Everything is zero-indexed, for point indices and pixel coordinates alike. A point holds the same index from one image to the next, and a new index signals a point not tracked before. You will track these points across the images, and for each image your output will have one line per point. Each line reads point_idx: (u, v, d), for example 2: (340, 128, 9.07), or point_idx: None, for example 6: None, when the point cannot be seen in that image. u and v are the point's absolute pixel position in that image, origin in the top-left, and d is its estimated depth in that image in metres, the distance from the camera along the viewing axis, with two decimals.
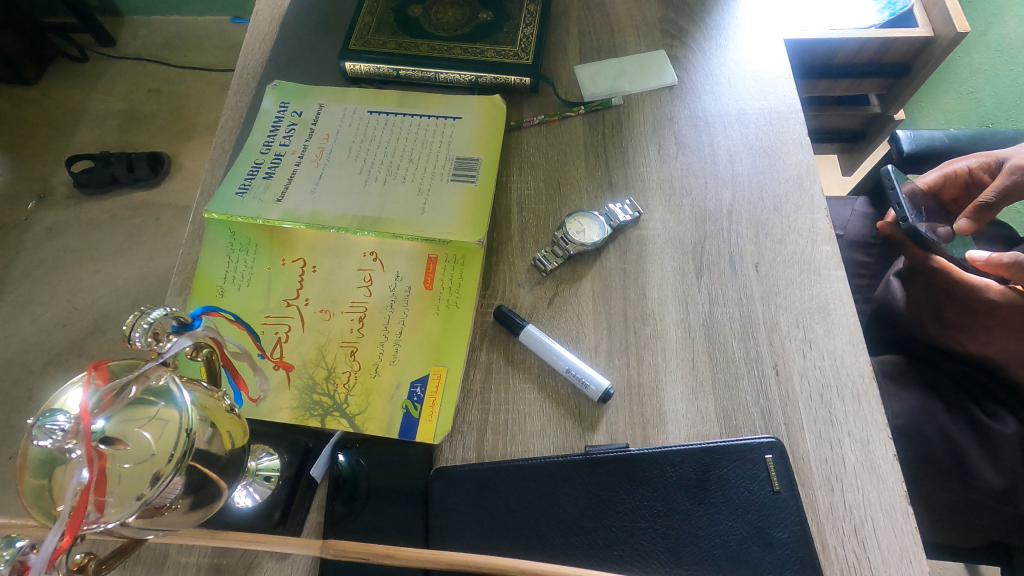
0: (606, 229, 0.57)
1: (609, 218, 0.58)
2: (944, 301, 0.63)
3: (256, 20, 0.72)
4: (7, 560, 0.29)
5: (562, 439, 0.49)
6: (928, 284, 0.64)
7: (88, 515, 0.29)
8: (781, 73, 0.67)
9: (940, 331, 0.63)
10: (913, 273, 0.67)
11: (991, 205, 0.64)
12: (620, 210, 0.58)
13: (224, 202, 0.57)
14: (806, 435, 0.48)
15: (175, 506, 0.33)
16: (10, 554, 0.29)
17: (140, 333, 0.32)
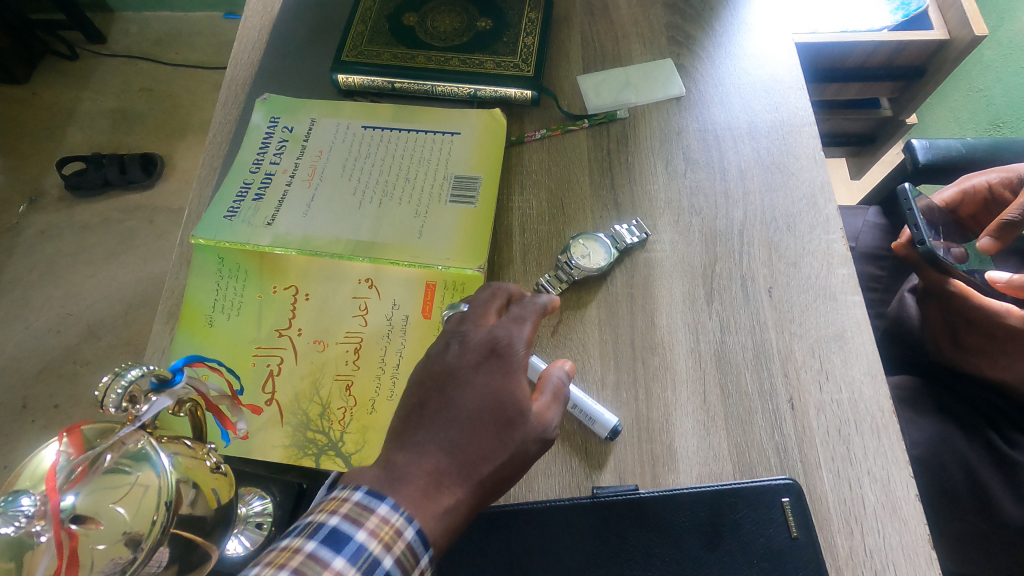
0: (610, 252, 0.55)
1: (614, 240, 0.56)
2: (962, 326, 0.60)
3: (245, 29, 0.69)
4: None
5: (568, 478, 0.47)
6: (945, 309, 0.62)
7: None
8: (794, 82, 0.64)
9: (958, 355, 0.61)
10: (929, 293, 0.64)
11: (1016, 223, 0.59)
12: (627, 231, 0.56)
13: (212, 227, 0.55)
14: (823, 474, 0.46)
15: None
16: None
17: (114, 400, 0.29)
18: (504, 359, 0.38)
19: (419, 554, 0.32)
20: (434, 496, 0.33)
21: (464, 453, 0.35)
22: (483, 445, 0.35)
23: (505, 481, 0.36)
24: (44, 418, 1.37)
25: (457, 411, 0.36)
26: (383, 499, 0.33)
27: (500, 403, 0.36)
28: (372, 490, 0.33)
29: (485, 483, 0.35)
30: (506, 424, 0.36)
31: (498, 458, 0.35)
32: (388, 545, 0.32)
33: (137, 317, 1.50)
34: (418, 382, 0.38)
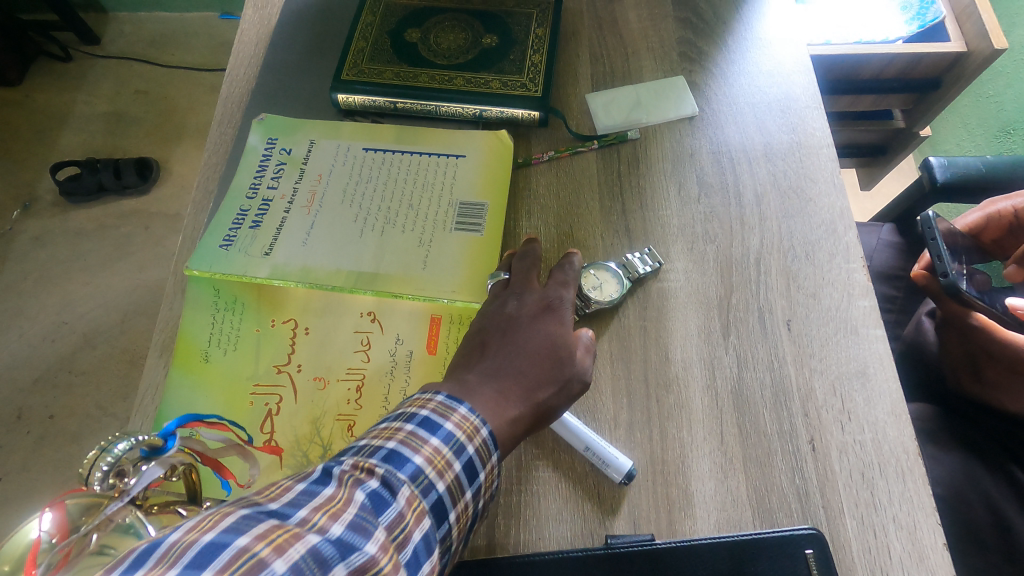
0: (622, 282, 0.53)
1: (626, 268, 0.53)
2: (983, 358, 0.58)
3: (241, 43, 0.67)
4: None
5: (581, 524, 0.45)
6: (964, 340, 0.59)
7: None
8: (811, 101, 0.61)
9: (979, 390, 0.59)
10: (947, 324, 0.61)
11: None
12: (639, 259, 0.54)
13: (207, 257, 0.52)
14: (846, 520, 0.44)
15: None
16: None
17: (99, 475, 0.28)
18: (555, 311, 0.46)
19: (491, 448, 0.38)
20: (504, 411, 0.40)
21: (526, 377, 0.42)
22: (540, 374, 0.43)
23: (556, 407, 0.43)
24: (39, 430, 1.35)
25: (519, 346, 0.44)
26: (462, 404, 0.39)
27: (554, 345, 0.44)
28: (452, 395, 0.39)
29: (541, 406, 0.42)
30: (560, 361, 0.44)
31: (552, 386, 0.43)
32: (471, 434, 0.38)
33: (133, 326, 1.47)
34: (483, 327, 0.46)
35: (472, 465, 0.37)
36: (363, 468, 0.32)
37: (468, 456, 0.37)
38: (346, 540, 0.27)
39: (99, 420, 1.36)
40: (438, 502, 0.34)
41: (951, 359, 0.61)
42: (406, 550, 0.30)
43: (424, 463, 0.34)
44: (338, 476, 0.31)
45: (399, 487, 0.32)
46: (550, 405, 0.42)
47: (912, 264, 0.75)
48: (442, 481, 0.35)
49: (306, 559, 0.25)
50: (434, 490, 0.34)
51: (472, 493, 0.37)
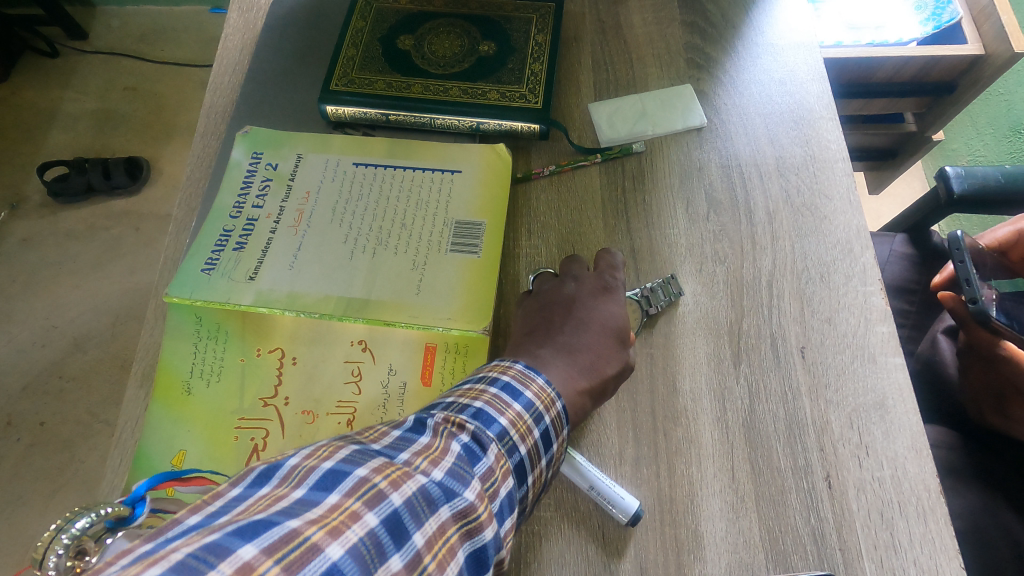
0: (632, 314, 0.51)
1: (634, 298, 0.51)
2: (1012, 393, 0.54)
3: (226, 49, 0.63)
4: None
5: (585, 568, 0.43)
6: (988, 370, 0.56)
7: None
8: (827, 110, 0.58)
9: (1006, 423, 0.55)
10: (971, 352, 0.58)
11: None
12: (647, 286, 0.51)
13: (188, 282, 0.50)
14: (864, 564, 0.42)
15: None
16: None
17: (53, 558, 0.26)
18: (614, 288, 0.49)
19: (564, 421, 0.40)
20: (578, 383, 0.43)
21: (595, 351, 0.45)
22: (606, 347, 0.46)
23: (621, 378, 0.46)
24: (29, 436, 1.33)
25: (585, 325, 0.47)
26: (539, 375, 0.41)
27: (615, 323, 0.47)
28: (530, 366, 0.42)
29: (608, 380, 0.44)
30: (621, 334, 0.47)
31: (617, 359, 0.46)
32: (547, 406, 0.40)
33: (123, 330, 1.44)
34: (547, 303, 0.49)
35: (548, 434, 0.39)
36: (454, 421, 0.35)
37: (544, 425, 0.39)
38: (445, 484, 0.30)
39: (89, 426, 1.34)
40: (519, 464, 0.36)
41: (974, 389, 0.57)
42: (494, 501, 0.33)
43: (508, 425, 0.36)
44: (433, 427, 0.34)
45: (487, 445, 0.34)
46: (616, 376, 0.45)
47: (925, 277, 0.72)
48: (524, 445, 0.37)
49: (417, 498, 0.29)
50: (517, 451, 0.36)
51: (547, 461, 0.39)
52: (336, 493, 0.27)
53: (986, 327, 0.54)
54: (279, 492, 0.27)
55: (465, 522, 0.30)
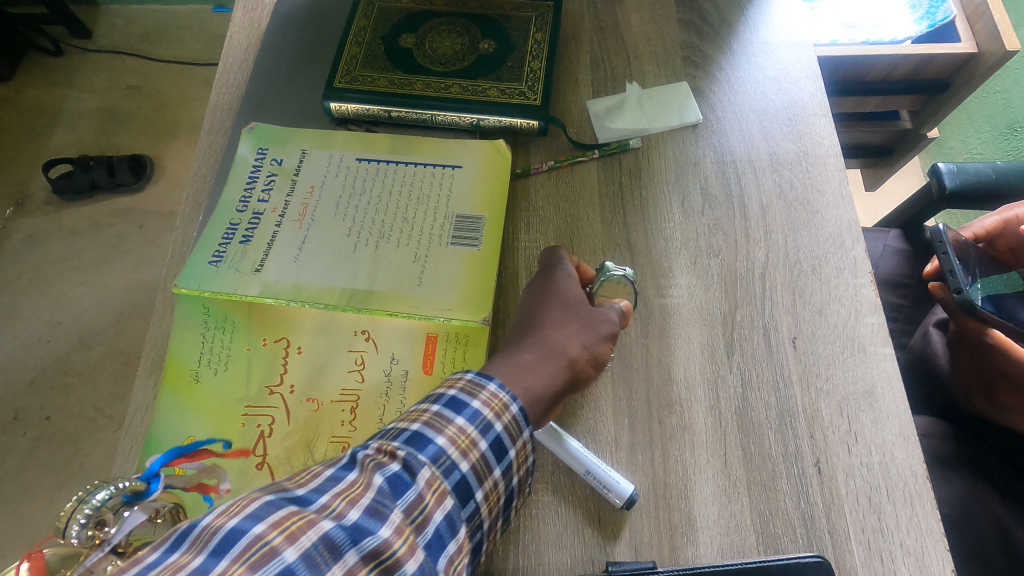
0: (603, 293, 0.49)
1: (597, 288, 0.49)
2: (998, 379, 0.56)
3: (231, 47, 0.65)
4: None
5: (581, 550, 0.44)
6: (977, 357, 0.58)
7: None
8: (820, 107, 0.60)
9: (991, 409, 0.57)
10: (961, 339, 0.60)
11: None
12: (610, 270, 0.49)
13: (195, 275, 0.51)
14: (852, 546, 0.43)
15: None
16: None
17: (75, 527, 0.27)
18: (555, 271, 0.48)
19: (519, 427, 0.38)
20: (528, 375, 0.41)
21: (551, 341, 0.43)
22: (564, 336, 0.44)
23: (589, 368, 0.44)
24: (35, 431, 1.34)
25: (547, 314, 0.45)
26: (490, 380, 0.39)
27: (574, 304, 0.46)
28: (481, 372, 0.39)
29: (577, 357, 0.43)
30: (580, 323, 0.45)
31: (576, 347, 0.44)
32: (498, 413, 0.38)
33: (128, 326, 1.46)
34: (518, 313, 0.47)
35: (500, 442, 0.37)
36: (386, 451, 0.33)
37: (494, 434, 0.37)
38: (360, 524, 0.29)
39: (95, 421, 1.36)
40: (461, 482, 0.35)
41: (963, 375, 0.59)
42: (426, 530, 0.31)
43: (446, 444, 0.35)
44: (361, 460, 0.33)
45: (418, 470, 0.33)
46: (579, 362, 0.43)
47: (918, 270, 0.73)
48: (466, 461, 0.35)
49: (317, 548, 0.27)
50: (457, 470, 0.35)
51: (502, 471, 0.37)
52: (229, 557, 0.26)
53: (975, 318, 0.56)
54: (178, 561, 0.26)
55: (381, 561, 0.28)
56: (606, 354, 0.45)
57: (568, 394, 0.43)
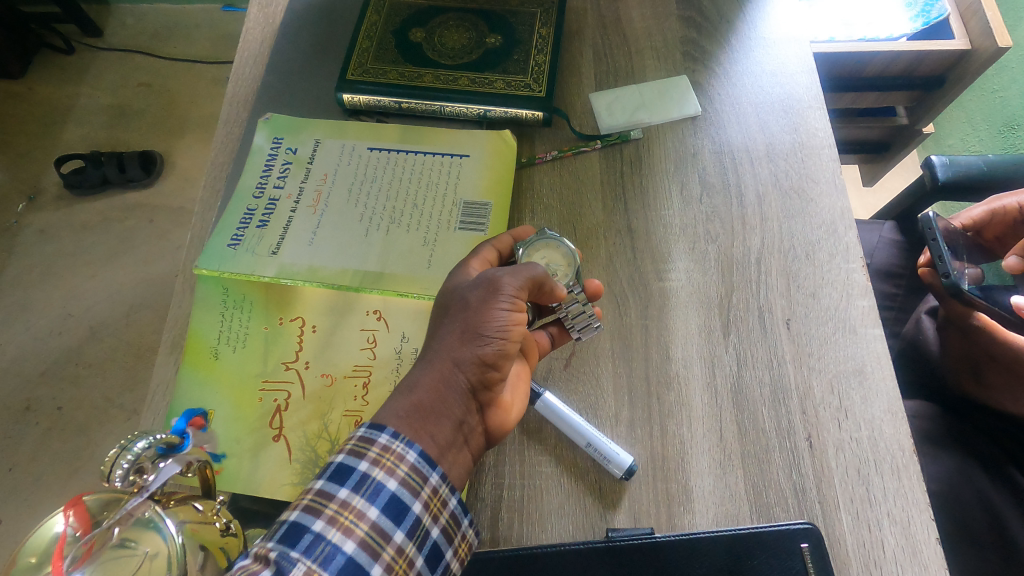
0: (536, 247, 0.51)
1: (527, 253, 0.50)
2: (985, 361, 0.58)
3: (246, 41, 0.67)
4: None
5: (582, 518, 0.46)
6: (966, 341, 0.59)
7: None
8: (815, 100, 0.62)
9: (979, 390, 0.58)
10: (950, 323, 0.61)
11: None
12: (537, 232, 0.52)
13: (215, 256, 0.53)
14: (842, 516, 0.45)
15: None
16: None
17: (119, 474, 0.29)
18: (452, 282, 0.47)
19: (415, 479, 0.38)
20: (419, 404, 0.41)
21: (437, 359, 0.42)
22: (447, 346, 0.43)
23: (489, 356, 0.42)
24: (48, 421, 1.37)
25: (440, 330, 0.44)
26: (382, 431, 0.39)
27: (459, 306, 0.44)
28: (371, 426, 0.39)
29: (469, 356, 0.42)
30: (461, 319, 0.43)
31: (464, 350, 0.42)
32: (388, 469, 0.38)
33: (138, 318, 1.49)
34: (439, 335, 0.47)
35: (396, 500, 0.37)
36: (261, 554, 0.34)
37: (388, 493, 0.37)
38: None
39: (105, 411, 1.38)
40: (349, 560, 0.35)
41: (953, 358, 0.60)
42: None
43: (326, 526, 0.35)
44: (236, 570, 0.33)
45: (291, 567, 0.33)
46: (469, 361, 0.42)
47: (911, 261, 0.75)
48: (351, 537, 0.35)
49: None
50: (341, 549, 0.35)
51: (405, 531, 0.37)
52: None
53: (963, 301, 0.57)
54: None
55: None
56: (501, 329, 0.43)
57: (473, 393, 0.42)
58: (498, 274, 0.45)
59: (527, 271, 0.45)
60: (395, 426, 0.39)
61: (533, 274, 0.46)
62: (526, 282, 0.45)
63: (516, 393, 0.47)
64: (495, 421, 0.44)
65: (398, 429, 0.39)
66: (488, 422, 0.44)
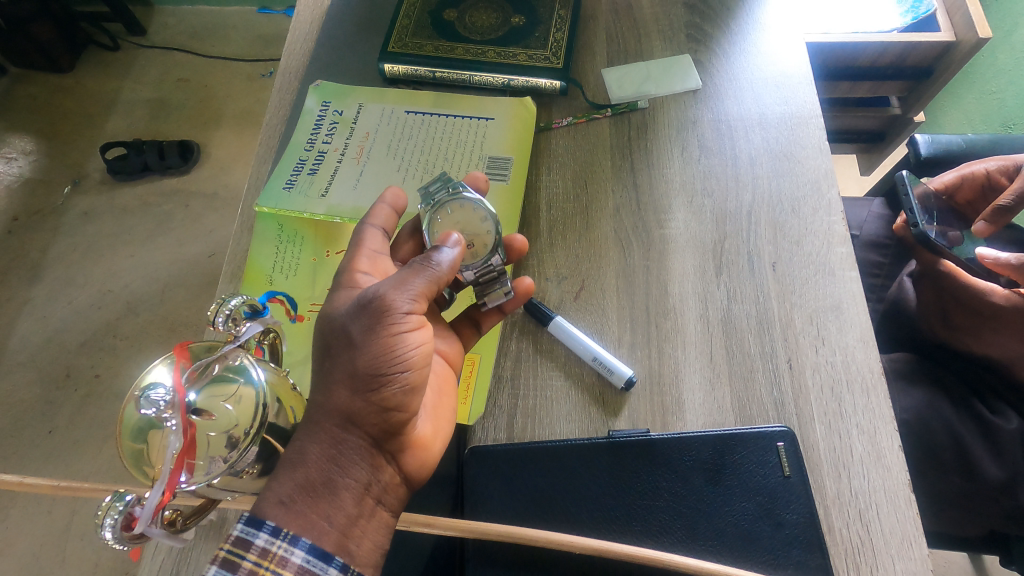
0: (436, 216, 0.55)
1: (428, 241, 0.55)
2: (951, 305, 0.64)
3: (298, 22, 0.76)
4: (119, 510, 0.32)
5: (586, 423, 0.53)
6: (936, 289, 0.66)
7: (128, 495, 0.33)
8: (803, 78, 0.69)
9: (947, 333, 0.64)
10: (924, 276, 0.68)
11: (1008, 208, 0.63)
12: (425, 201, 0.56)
13: (273, 197, 0.62)
14: (816, 425, 0.51)
15: (184, 521, 0.36)
16: (121, 505, 0.32)
17: (222, 319, 0.38)
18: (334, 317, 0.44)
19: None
20: (312, 477, 0.39)
21: (324, 420, 0.41)
22: (336, 403, 0.41)
23: (387, 394, 0.42)
24: (86, 387, 1.38)
25: (328, 377, 0.42)
26: (261, 527, 0.37)
27: (343, 350, 0.42)
28: (249, 521, 0.37)
29: (362, 407, 0.41)
30: (348, 361, 0.42)
31: (350, 403, 0.41)
32: None
33: (172, 297, 1.50)
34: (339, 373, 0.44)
35: None
36: None
37: None
38: None
39: None
40: None
41: (925, 308, 0.67)
42: None
43: None
44: None
45: None
46: (360, 409, 0.41)
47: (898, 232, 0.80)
48: None
49: None
50: None
51: None
52: None
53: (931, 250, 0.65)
54: None
55: None
56: (395, 354, 0.42)
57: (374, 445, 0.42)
58: (382, 289, 0.43)
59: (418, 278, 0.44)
60: (278, 521, 0.37)
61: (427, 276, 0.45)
62: (421, 292, 0.44)
63: (437, 418, 0.50)
64: (411, 464, 0.45)
65: (279, 525, 0.37)
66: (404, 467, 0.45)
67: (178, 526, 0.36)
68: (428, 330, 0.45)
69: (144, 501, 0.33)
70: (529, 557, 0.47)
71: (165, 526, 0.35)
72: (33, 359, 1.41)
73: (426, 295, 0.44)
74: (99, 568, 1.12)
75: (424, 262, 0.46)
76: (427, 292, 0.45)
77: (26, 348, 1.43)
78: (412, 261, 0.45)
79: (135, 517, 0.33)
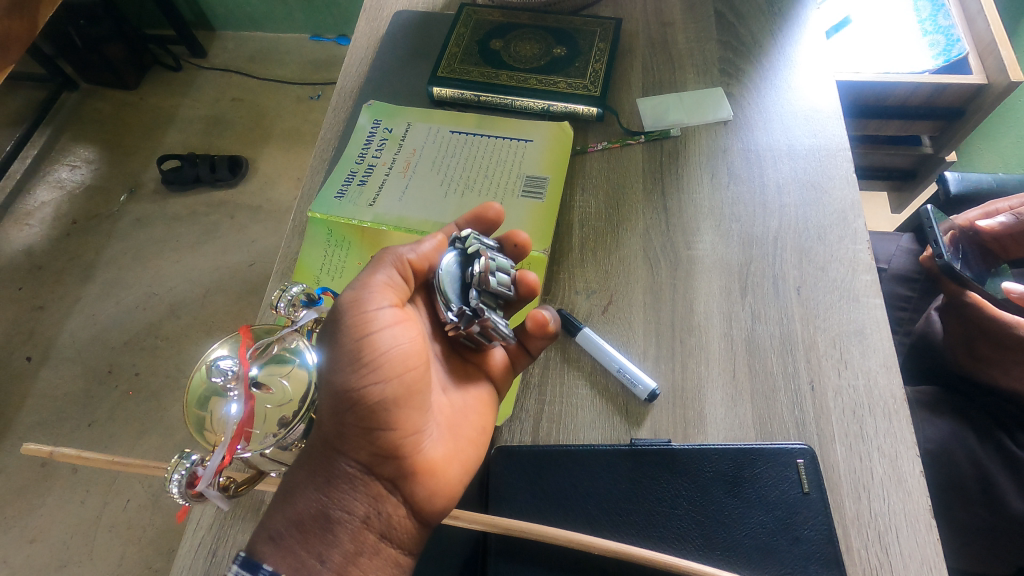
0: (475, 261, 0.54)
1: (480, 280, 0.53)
2: (977, 336, 0.65)
3: (355, 48, 0.82)
4: (184, 467, 0.40)
5: (609, 431, 0.55)
6: (963, 321, 0.67)
7: (193, 456, 0.40)
8: (832, 112, 0.71)
9: (974, 364, 0.66)
10: (949, 308, 0.70)
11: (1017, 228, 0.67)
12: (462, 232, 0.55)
13: (325, 205, 0.67)
14: (836, 446, 0.52)
15: (235, 488, 0.45)
16: (186, 464, 0.40)
17: (283, 303, 0.47)
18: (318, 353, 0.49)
19: None
20: (304, 513, 0.43)
21: (326, 443, 0.45)
22: (330, 427, 0.44)
23: (366, 407, 0.43)
24: (126, 384, 1.43)
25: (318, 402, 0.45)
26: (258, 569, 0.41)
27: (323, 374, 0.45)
28: (247, 563, 0.41)
29: (352, 425, 0.43)
30: (329, 382, 0.44)
31: (336, 426, 0.44)
32: None
33: (212, 301, 1.55)
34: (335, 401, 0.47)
35: None
36: None
37: None
38: None
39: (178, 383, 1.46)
40: None
41: (951, 339, 0.68)
42: None
43: None
44: None
45: None
46: (351, 427, 0.43)
47: None
48: None
49: None
50: None
51: None
52: None
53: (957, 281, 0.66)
54: None
55: None
56: (366, 356, 0.42)
57: (372, 470, 0.44)
58: (345, 300, 0.45)
59: (377, 273, 0.47)
60: (274, 564, 0.41)
61: (383, 269, 0.47)
62: (382, 285, 0.46)
63: (455, 445, 0.49)
64: (420, 495, 0.45)
65: (275, 570, 0.41)
66: (415, 493, 0.45)
67: (230, 492, 0.44)
68: (409, 333, 0.45)
69: (207, 464, 0.41)
70: (551, 556, 0.49)
71: (220, 489, 0.43)
72: (80, 353, 1.47)
73: (387, 287, 0.46)
74: (124, 561, 1.15)
75: (383, 258, 0.48)
76: (390, 286, 0.47)
77: (75, 342, 1.49)
78: (377, 258, 0.48)
79: (196, 476, 0.41)
